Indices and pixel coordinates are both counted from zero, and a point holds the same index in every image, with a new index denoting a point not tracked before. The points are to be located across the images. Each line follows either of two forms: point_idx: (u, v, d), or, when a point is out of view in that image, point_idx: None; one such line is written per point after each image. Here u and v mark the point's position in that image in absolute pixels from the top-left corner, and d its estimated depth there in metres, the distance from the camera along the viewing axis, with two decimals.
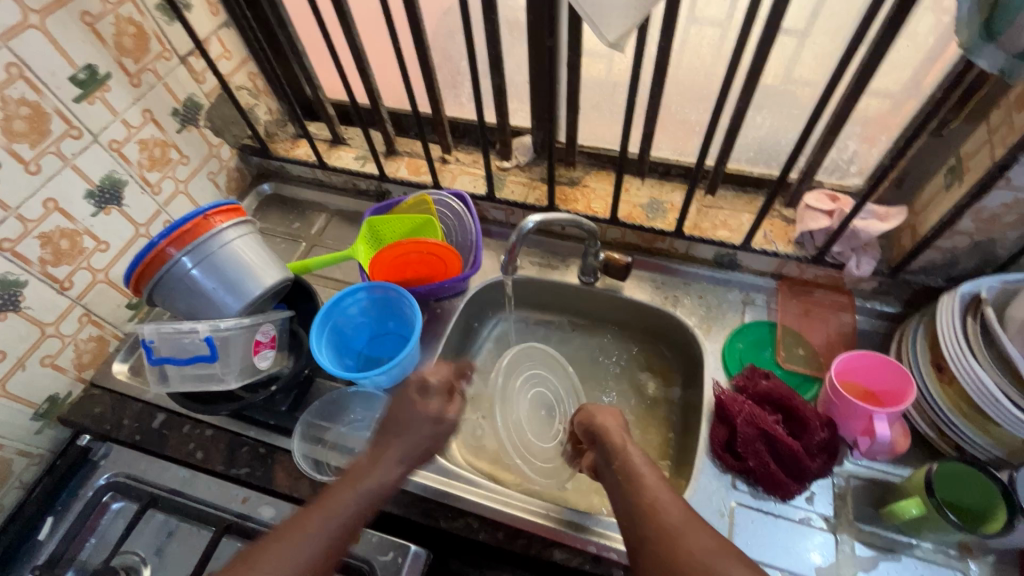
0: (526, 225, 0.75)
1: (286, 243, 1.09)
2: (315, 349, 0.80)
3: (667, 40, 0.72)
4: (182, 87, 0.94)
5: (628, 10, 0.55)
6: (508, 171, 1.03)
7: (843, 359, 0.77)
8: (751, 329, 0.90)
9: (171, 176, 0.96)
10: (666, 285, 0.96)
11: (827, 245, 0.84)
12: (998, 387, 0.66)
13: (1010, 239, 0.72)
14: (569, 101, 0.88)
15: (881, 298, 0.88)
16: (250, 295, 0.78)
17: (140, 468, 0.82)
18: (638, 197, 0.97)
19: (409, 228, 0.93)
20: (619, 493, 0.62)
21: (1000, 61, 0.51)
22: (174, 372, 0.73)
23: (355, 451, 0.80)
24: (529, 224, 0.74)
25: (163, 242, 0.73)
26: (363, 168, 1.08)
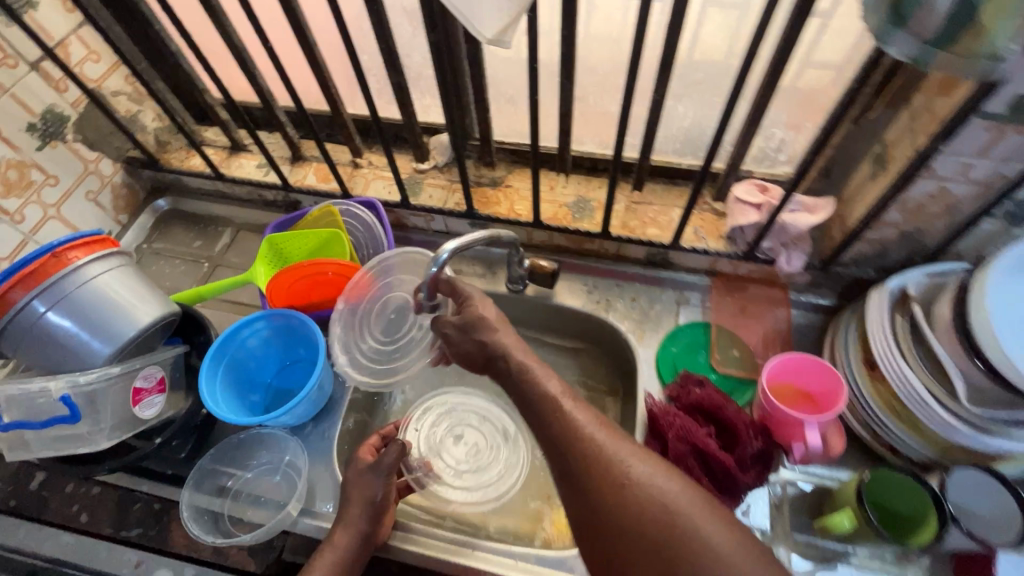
0: (441, 255, 0.64)
1: (186, 264, 0.99)
2: (206, 393, 0.71)
3: (569, 28, 0.65)
4: (38, 97, 0.82)
5: (502, 3, 0.48)
6: (425, 174, 0.95)
7: (775, 363, 0.73)
8: (686, 333, 0.85)
9: (37, 200, 0.84)
10: (599, 289, 0.90)
11: (757, 240, 0.80)
12: (926, 387, 0.63)
13: (937, 228, 0.69)
14: (477, 97, 0.82)
15: (814, 291, 0.85)
16: (121, 338, 0.68)
17: (17, 538, 0.72)
18: (563, 195, 0.91)
19: (316, 245, 0.84)
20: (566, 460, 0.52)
21: (911, 49, 0.47)
22: (35, 437, 0.64)
23: (261, 499, 0.73)
24: (445, 252, 0.63)
25: (5, 285, 0.63)
26: (266, 178, 0.98)
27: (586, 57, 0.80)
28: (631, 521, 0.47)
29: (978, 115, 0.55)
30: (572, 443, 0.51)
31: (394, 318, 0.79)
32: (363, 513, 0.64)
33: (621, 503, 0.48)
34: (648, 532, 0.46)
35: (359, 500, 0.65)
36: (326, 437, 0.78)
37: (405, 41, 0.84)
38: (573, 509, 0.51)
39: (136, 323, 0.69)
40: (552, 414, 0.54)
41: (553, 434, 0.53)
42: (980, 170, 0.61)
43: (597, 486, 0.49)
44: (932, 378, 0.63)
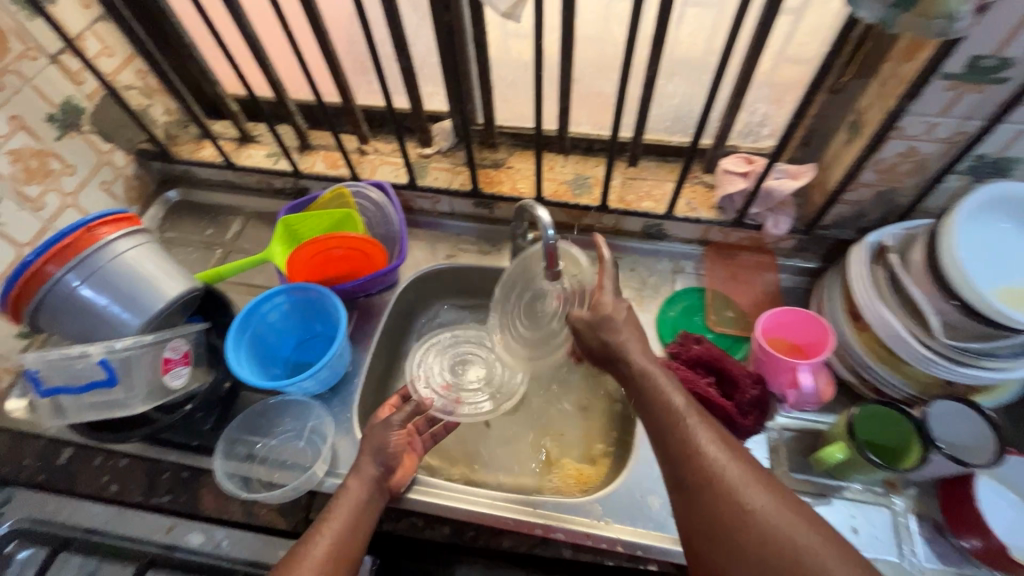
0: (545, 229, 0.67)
1: (199, 251, 1.02)
2: (233, 361, 0.74)
3: (569, 9, 0.70)
4: (56, 89, 0.85)
5: None
6: (429, 158, 0.99)
7: (767, 317, 0.79)
8: (683, 297, 0.91)
9: (56, 189, 0.87)
10: (599, 262, 0.96)
11: (745, 207, 0.86)
12: (905, 328, 0.69)
13: (909, 187, 0.76)
14: (481, 80, 0.87)
15: (800, 255, 0.91)
16: (150, 310, 0.71)
17: (48, 510, 0.74)
18: (562, 174, 0.96)
19: (329, 224, 0.88)
20: (692, 492, 0.56)
21: (878, 12, 0.53)
22: (70, 403, 0.66)
23: (288, 463, 0.76)
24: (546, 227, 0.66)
25: (40, 260, 0.66)
26: (275, 166, 1.02)
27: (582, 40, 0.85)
28: (760, 548, 0.51)
29: (940, 76, 0.62)
30: (701, 467, 0.56)
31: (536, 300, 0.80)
32: (374, 459, 0.68)
33: (745, 535, 0.52)
34: (780, 560, 0.50)
35: (371, 449, 0.69)
36: (346, 404, 0.82)
37: (411, 29, 0.88)
38: (689, 524, 0.55)
39: (165, 295, 0.72)
40: (674, 436, 0.59)
41: (677, 460, 0.57)
42: (944, 128, 0.68)
43: (724, 513, 0.53)
44: (910, 319, 0.69)
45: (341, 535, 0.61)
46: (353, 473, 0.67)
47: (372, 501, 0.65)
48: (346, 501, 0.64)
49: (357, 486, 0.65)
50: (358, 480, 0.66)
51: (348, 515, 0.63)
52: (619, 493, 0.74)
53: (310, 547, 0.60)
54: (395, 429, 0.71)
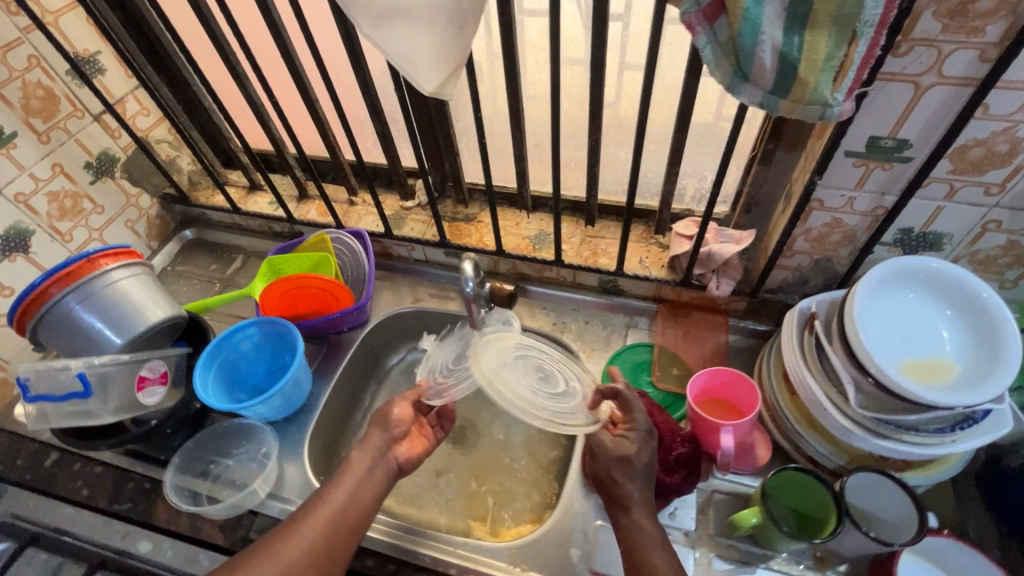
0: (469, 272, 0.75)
1: (202, 285, 1.14)
2: (200, 383, 0.82)
3: (512, 87, 0.79)
4: (96, 142, 1.01)
5: (436, 63, 0.61)
6: (409, 211, 1.09)
7: (701, 376, 0.80)
8: (631, 352, 0.94)
9: (85, 225, 1.01)
10: (556, 312, 1.00)
11: (689, 267, 0.89)
12: (826, 397, 0.69)
13: (843, 255, 0.78)
14: (451, 144, 0.96)
15: (752, 317, 0.92)
16: (133, 332, 0.81)
17: (28, 508, 0.83)
18: (526, 230, 1.02)
19: (309, 265, 0.98)
20: None
21: (758, 97, 0.57)
22: (52, 409, 0.76)
23: (237, 483, 0.83)
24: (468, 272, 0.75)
25: (45, 283, 0.77)
26: (275, 212, 1.14)
27: None
28: None
29: (844, 153, 0.65)
30: None
31: (533, 369, 0.76)
32: (382, 431, 0.76)
33: None
34: None
35: (380, 423, 0.77)
36: (301, 431, 0.88)
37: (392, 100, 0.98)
38: None
39: (148, 320, 0.82)
40: None
41: None
42: (862, 202, 0.70)
43: None
44: (832, 390, 0.69)
45: (336, 514, 0.67)
46: (360, 447, 0.74)
47: (377, 469, 0.72)
48: (350, 474, 0.70)
49: (361, 461, 0.72)
50: (366, 449, 0.73)
51: (350, 490, 0.69)
52: (539, 541, 0.75)
53: (316, 509, 0.67)
54: (397, 402, 0.78)
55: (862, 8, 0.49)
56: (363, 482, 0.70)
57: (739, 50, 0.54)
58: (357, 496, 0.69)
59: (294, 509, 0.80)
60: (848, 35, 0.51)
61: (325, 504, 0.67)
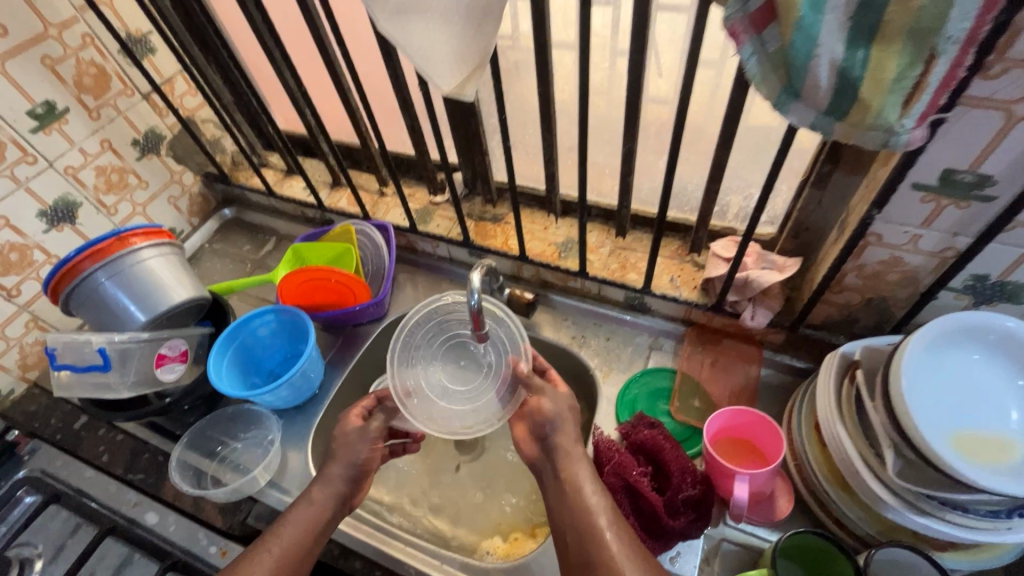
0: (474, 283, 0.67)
1: (234, 265, 1.16)
2: (214, 365, 0.84)
3: (544, 86, 0.74)
4: (143, 119, 1.04)
5: (455, 62, 0.57)
6: (437, 206, 1.06)
7: (723, 414, 0.74)
8: (651, 377, 0.87)
9: (129, 199, 1.05)
10: (577, 325, 0.96)
11: (722, 292, 0.81)
12: (859, 454, 0.61)
13: (901, 297, 0.68)
14: (481, 143, 0.92)
15: (791, 352, 0.84)
16: (156, 311, 0.82)
17: (56, 465, 0.88)
18: (553, 236, 0.97)
19: (330, 256, 0.97)
20: None
21: (810, 118, 0.50)
22: (75, 379, 0.79)
23: (240, 467, 0.85)
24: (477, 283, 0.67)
25: (78, 257, 0.79)
26: (308, 198, 1.15)
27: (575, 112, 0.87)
28: None
29: (911, 185, 0.56)
30: None
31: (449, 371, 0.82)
32: (344, 474, 0.72)
33: None
34: None
35: (343, 459, 0.73)
36: (308, 422, 0.89)
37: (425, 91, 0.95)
38: None
39: (171, 300, 0.83)
40: None
41: None
42: (929, 241, 0.61)
43: None
44: (867, 448, 0.61)
45: (291, 552, 0.64)
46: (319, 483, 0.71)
47: (332, 512, 0.69)
48: (309, 511, 0.68)
49: (320, 499, 0.69)
50: (325, 484, 0.71)
51: (304, 530, 0.66)
52: (529, 569, 0.72)
53: (253, 562, 0.63)
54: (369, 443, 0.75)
55: (944, 22, 0.41)
56: (318, 520, 0.68)
57: (790, 63, 0.47)
58: (315, 535, 0.67)
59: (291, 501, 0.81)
60: (925, 52, 0.43)
61: (267, 553, 0.64)
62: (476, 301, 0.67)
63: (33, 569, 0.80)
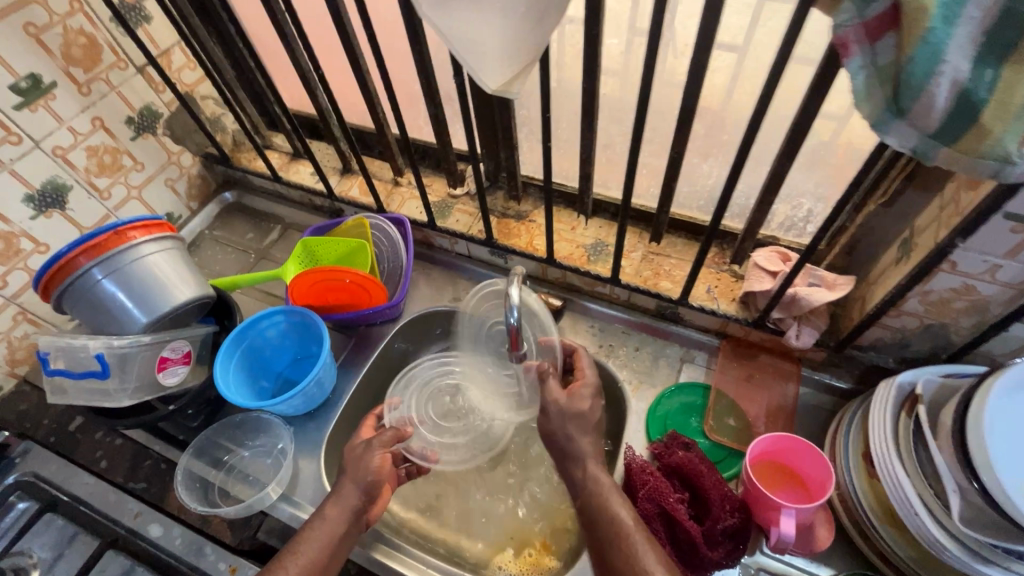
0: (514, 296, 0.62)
1: (237, 254, 1.09)
2: (221, 371, 0.79)
3: (590, 82, 0.67)
4: (138, 95, 0.95)
5: (507, 58, 0.50)
6: (457, 199, 1.00)
7: (764, 439, 0.70)
8: (683, 392, 0.84)
9: (123, 182, 0.97)
10: (604, 333, 0.91)
11: (766, 309, 0.77)
12: (919, 494, 0.58)
13: (965, 326, 0.64)
14: (509, 136, 0.85)
15: (831, 371, 0.80)
16: (157, 311, 0.76)
17: (51, 470, 0.83)
18: (582, 237, 0.92)
19: (343, 252, 0.90)
20: None
21: (913, 140, 0.44)
22: (72, 385, 0.74)
23: (250, 478, 0.80)
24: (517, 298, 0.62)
25: (73, 252, 0.72)
26: (316, 185, 1.07)
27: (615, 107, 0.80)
28: None
29: (1003, 214, 0.51)
30: None
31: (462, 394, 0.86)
32: (357, 487, 0.67)
33: None
34: None
35: (354, 475, 0.68)
36: (320, 430, 0.84)
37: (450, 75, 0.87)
38: None
39: (174, 300, 0.77)
40: None
41: None
42: (1009, 273, 0.56)
43: None
44: (928, 487, 0.58)
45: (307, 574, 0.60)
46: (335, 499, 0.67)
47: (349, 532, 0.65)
48: (325, 529, 0.64)
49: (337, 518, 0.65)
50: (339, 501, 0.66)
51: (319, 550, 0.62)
52: None
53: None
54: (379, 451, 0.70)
55: None
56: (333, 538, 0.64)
57: (902, 78, 0.41)
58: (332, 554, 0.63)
59: (303, 516, 0.77)
60: None
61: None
62: (516, 318, 0.61)
63: None
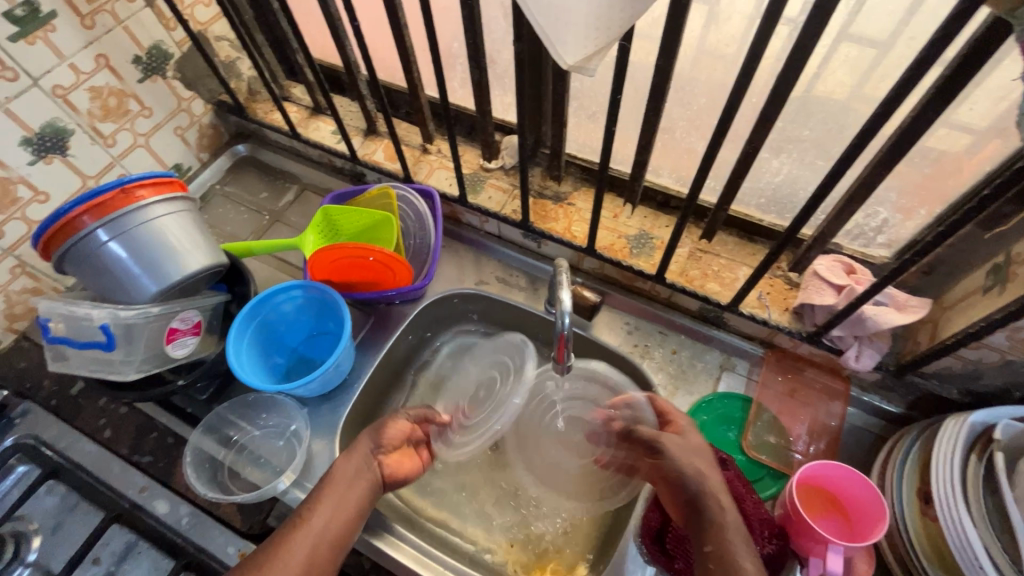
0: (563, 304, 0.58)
1: (250, 215, 1.02)
2: (235, 348, 0.74)
3: (666, 60, 0.58)
4: (147, 33, 0.86)
5: (592, 30, 0.44)
6: (490, 173, 0.92)
7: (812, 465, 0.66)
8: (721, 402, 0.79)
9: (129, 128, 0.89)
10: (639, 331, 0.85)
11: (827, 326, 0.71)
12: (985, 545, 0.54)
13: None
14: (557, 112, 0.77)
15: (881, 393, 0.76)
16: (168, 279, 0.70)
17: (53, 435, 0.79)
18: (625, 226, 0.85)
19: (366, 224, 0.84)
20: None
21: None
22: (75, 353, 0.70)
23: (261, 460, 0.77)
24: (563, 297, 0.58)
25: (77, 210, 0.65)
26: (338, 145, 0.99)
27: (683, 87, 0.71)
28: None
29: None
30: None
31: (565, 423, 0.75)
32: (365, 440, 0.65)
33: None
34: None
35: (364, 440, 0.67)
36: (335, 413, 0.80)
37: (497, 36, 0.78)
38: None
39: (186, 268, 0.71)
40: None
41: None
42: None
43: None
44: (997, 541, 0.54)
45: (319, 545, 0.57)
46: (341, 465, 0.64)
47: (361, 487, 0.63)
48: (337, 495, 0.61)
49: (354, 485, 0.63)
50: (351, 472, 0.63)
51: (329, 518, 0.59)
52: None
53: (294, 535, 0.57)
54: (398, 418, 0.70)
55: None
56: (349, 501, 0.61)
57: None
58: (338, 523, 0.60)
59: None
60: None
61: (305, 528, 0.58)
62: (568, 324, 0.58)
63: (31, 547, 0.73)
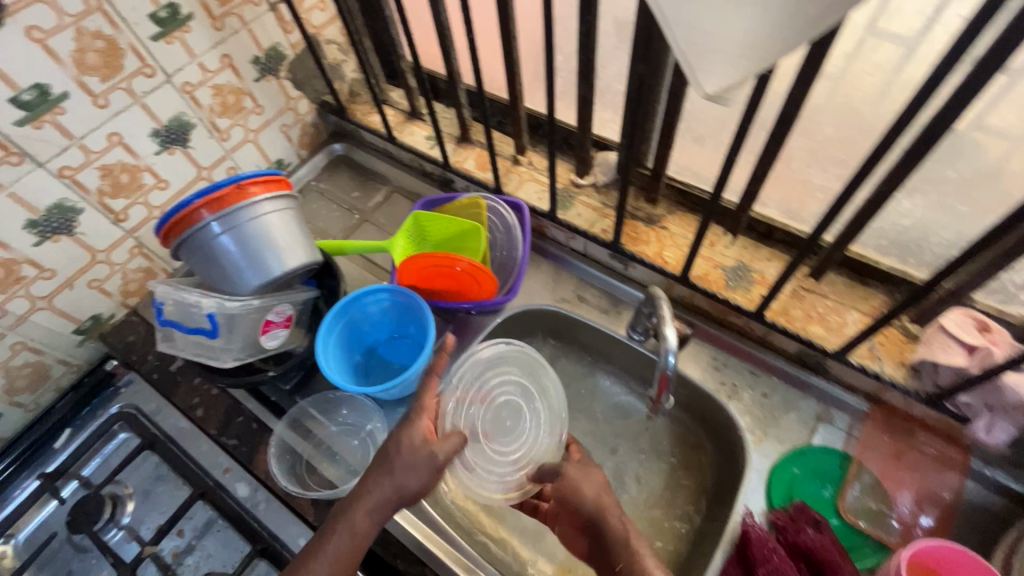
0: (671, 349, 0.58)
1: (341, 213, 1.05)
2: (324, 347, 0.76)
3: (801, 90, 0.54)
4: (267, 35, 0.90)
5: (741, 59, 0.41)
6: (581, 190, 0.90)
7: (922, 543, 0.60)
8: (817, 457, 0.73)
9: (242, 124, 0.94)
10: (727, 369, 0.80)
11: (952, 391, 0.64)
12: None
13: None
14: (664, 134, 0.73)
15: (1009, 470, 0.67)
16: (269, 274, 0.73)
17: (151, 408, 0.85)
18: (722, 256, 0.80)
19: (455, 233, 0.84)
20: None
21: None
22: (182, 336, 0.74)
23: (336, 457, 0.79)
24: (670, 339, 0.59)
25: (198, 203, 0.68)
26: (431, 151, 1.00)
27: (809, 114, 0.66)
28: None
29: None
30: None
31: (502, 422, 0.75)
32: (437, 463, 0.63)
33: None
34: None
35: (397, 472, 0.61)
36: None
37: (607, 51, 0.75)
38: None
39: (286, 264, 0.74)
40: None
41: None
42: None
43: None
44: None
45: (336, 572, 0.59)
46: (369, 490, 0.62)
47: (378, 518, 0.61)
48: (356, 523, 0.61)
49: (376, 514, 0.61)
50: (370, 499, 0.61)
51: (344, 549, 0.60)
52: None
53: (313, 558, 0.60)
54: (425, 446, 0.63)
55: None
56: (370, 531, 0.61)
57: None
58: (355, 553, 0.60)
59: None
60: None
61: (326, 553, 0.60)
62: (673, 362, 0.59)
63: (125, 510, 0.79)
